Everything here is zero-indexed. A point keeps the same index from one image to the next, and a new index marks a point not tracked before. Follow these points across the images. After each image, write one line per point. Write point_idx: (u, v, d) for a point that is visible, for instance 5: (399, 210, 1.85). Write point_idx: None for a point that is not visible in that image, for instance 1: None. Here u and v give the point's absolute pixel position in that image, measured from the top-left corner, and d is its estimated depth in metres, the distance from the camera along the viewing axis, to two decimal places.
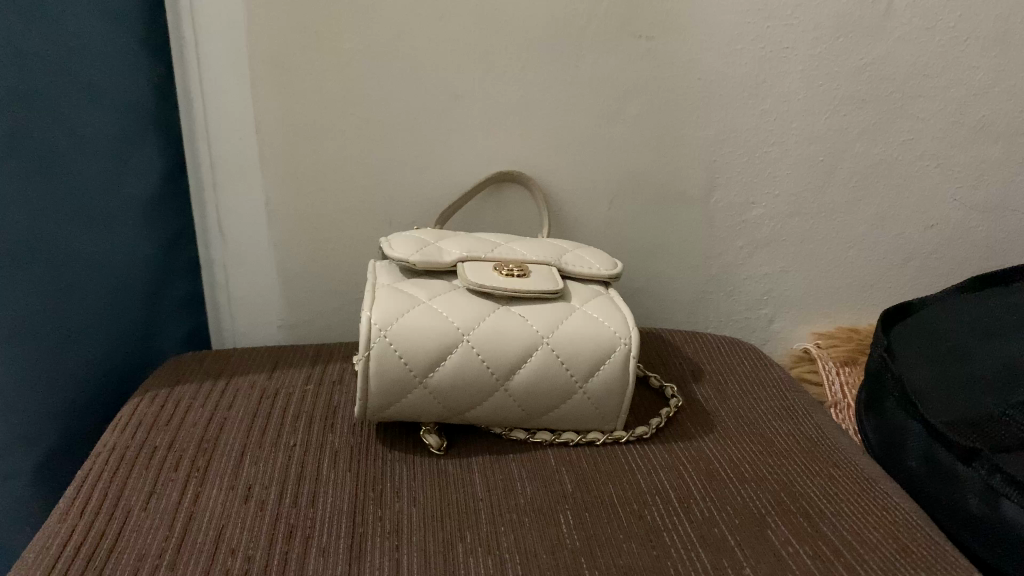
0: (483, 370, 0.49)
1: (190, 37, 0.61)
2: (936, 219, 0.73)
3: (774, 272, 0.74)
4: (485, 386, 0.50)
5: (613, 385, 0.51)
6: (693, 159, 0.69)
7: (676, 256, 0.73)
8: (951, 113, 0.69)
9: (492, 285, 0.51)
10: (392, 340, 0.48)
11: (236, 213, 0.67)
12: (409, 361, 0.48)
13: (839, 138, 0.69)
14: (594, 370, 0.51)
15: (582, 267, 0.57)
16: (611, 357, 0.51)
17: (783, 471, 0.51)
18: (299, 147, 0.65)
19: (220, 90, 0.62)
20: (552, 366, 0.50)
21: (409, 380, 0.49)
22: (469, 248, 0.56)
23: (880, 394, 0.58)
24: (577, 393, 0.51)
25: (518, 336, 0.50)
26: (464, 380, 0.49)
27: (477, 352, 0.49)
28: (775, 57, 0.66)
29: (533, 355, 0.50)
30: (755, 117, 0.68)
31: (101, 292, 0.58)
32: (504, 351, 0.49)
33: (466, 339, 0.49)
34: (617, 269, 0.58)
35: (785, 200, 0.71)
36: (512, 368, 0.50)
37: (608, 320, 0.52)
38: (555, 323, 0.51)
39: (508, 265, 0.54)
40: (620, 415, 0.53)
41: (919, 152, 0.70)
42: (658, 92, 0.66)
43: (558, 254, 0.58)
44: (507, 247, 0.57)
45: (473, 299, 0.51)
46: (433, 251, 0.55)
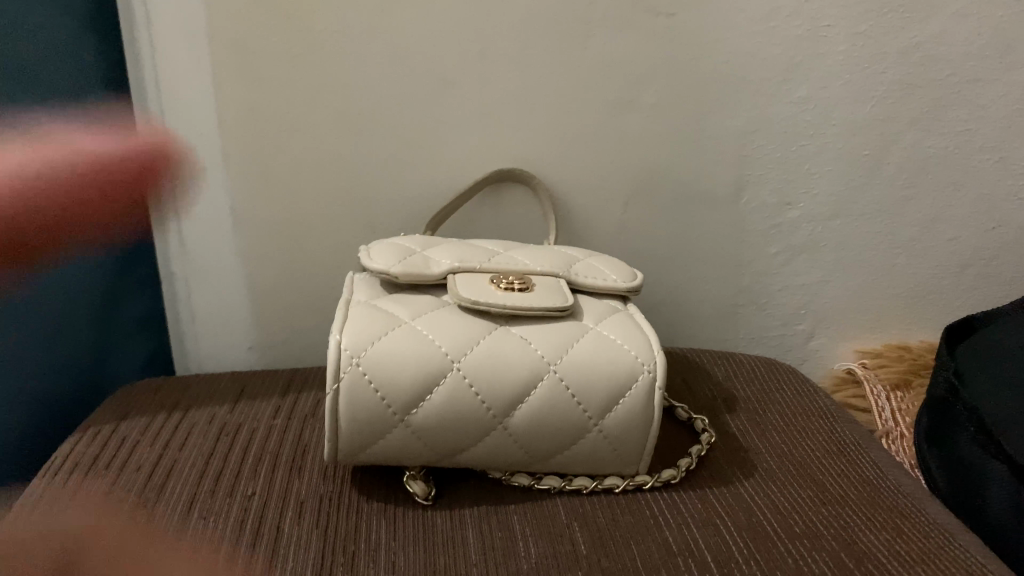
0: (477, 406, 0.41)
1: (144, 20, 0.53)
2: (999, 221, 0.64)
3: (812, 282, 0.65)
4: (480, 425, 0.41)
5: (635, 423, 0.43)
6: (719, 154, 0.60)
7: (701, 265, 0.64)
8: (1015, 98, 0.60)
9: (489, 301, 0.43)
10: (366, 370, 0.40)
11: (202, 222, 0.59)
12: (388, 394, 0.40)
13: (887, 129, 0.60)
14: (612, 405, 0.42)
15: (596, 278, 0.48)
16: (632, 387, 0.42)
17: (839, 523, 0.42)
18: (270, 143, 0.57)
19: (181, 81, 0.54)
20: (561, 401, 0.42)
21: (388, 418, 0.40)
22: (461, 256, 0.48)
23: (948, 426, 0.49)
24: (592, 432, 0.43)
25: (520, 365, 0.42)
26: (454, 418, 0.41)
27: (470, 384, 0.41)
28: (814, 36, 0.57)
29: (538, 386, 0.42)
30: (790, 105, 0.59)
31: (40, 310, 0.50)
32: (501, 383, 0.41)
33: (456, 367, 0.41)
34: (636, 281, 0.49)
35: (825, 200, 0.62)
36: (513, 403, 0.41)
37: (628, 343, 0.44)
38: (565, 347, 0.43)
39: (507, 278, 0.45)
40: (644, 458, 0.44)
41: (977, 144, 0.61)
42: (681, 76, 0.58)
43: (569, 264, 0.49)
44: (509, 256, 0.49)
45: (466, 318, 0.43)
46: (420, 261, 0.47)
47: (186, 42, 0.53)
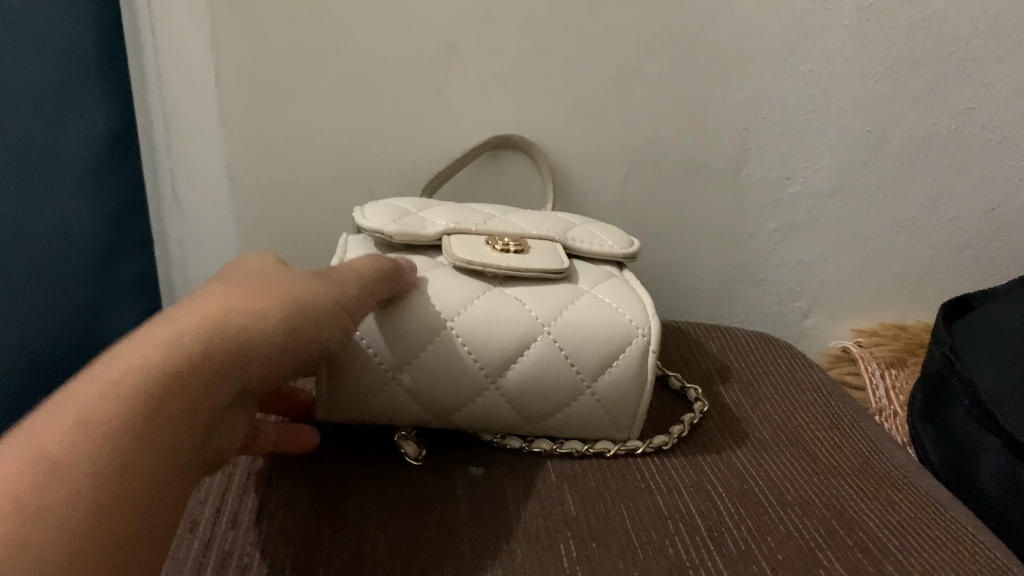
0: (469, 365, 0.41)
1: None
2: (999, 202, 0.64)
3: (810, 259, 0.65)
4: (473, 384, 0.41)
5: (628, 386, 0.43)
6: (722, 128, 0.60)
7: (700, 239, 0.64)
8: (1020, 78, 0.60)
9: (484, 262, 0.43)
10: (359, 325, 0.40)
11: (196, 182, 0.60)
12: (382, 352, 0.40)
13: (891, 106, 0.60)
14: (605, 367, 0.42)
15: (592, 244, 0.48)
16: (625, 351, 0.42)
17: (831, 493, 0.42)
18: (267, 104, 0.57)
19: (180, 34, 0.55)
20: (554, 362, 0.42)
21: (381, 375, 0.40)
22: (457, 218, 0.47)
23: (940, 400, 0.49)
24: (584, 395, 0.42)
25: (515, 325, 0.41)
26: (447, 375, 0.41)
27: (462, 343, 0.41)
28: (820, 9, 0.57)
29: (531, 346, 0.41)
30: (794, 79, 0.59)
31: (42, 268, 0.50)
32: (495, 343, 0.41)
33: (450, 326, 0.41)
34: (633, 248, 0.49)
35: (826, 176, 0.62)
36: (506, 363, 0.41)
37: (623, 307, 0.43)
38: (560, 310, 0.42)
39: (503, 240, 0.45)
40: (635, 422, 0.44)
41: (981, 123, 0.61)
42: (685, 47, 0.57)
43: (565, 229, 0.49)
44: (505, 220, 0.48)
45: (460, 278, 0.43)
46: (415, 222, 0.46)
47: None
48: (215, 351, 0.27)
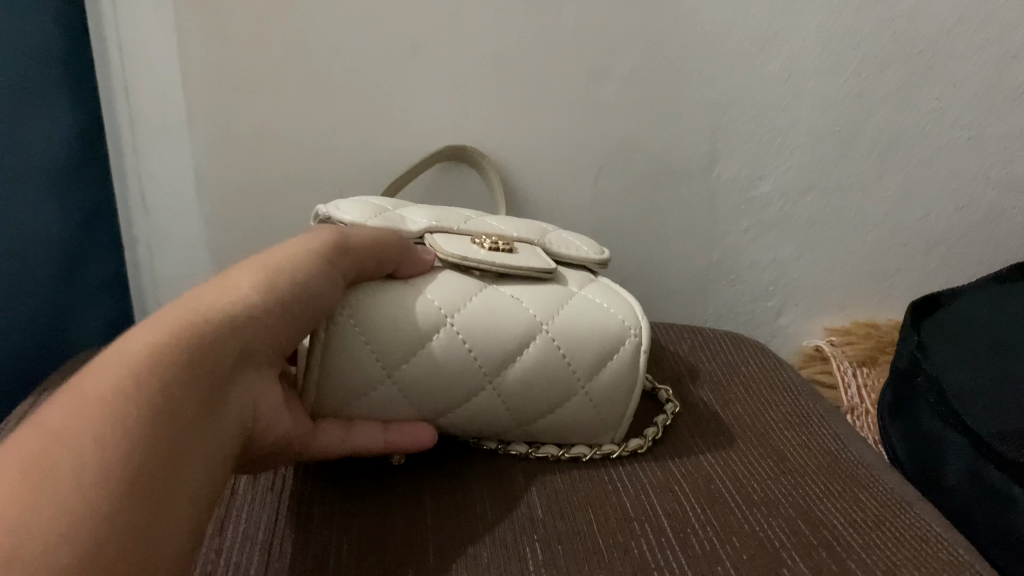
0: (469, 362, 0.40)
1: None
2: (968, 200, 0.64)
3: (782, 258, 0.65)
4: (472, 383, 0.40)
5: (620, 383, 0.43)
6: (692, 127, 0.60)
7: (672, 238, 0.64)
8: (987, 75, 0.60)
9: (484, 259, 0.42)
10: (357, 322, 0.39)
11: (164, 185, 0.59)
12: (377, 345, 0.39)
13: (859, 105, 0.60)
14: (599, 366, 0.43)
15: (570, 248, 0.48)
16: (620, 350, 0.43)
17: (798, 492, 0.42)
18: (236, 105, 0.56)
19: (151, 33, 0.54)
20: (552, 360, 0.42)
21: (376, 372, 0.39)
22: (436, 218, 0.47)
23: (911, 396, 0.49)
24: (578, 394, 0.43)
25: (516, 323, 0.41)
26: (446, 374, 0.40)
27: (464, 340, 0.40)
28: (788, 8, 0.57)
29: (531, 345, 0.41)
30: (763, 78, 0.59)
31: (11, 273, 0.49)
32: (496, 340, 0.40)
33: (450, 322, 0.40)
34: (606, 254, 0.50)
35: (797, 174, 0.62)
36: (505, 361, 0.41)
37: (614, 307, 0.44)
38: (556, 309, 0.43)
39: (490, 239, 0.45)
40: (616, 423, 0.44)
41: (949, 121, 0.61)
42: (654, 45, 0.57)
43: (542, 234, 0.49)
44: (481, 222, 0.48)
45: (453, 275, 0.42)
46: (394, 219, 0.46)
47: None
48: (205, 322, 0.28)
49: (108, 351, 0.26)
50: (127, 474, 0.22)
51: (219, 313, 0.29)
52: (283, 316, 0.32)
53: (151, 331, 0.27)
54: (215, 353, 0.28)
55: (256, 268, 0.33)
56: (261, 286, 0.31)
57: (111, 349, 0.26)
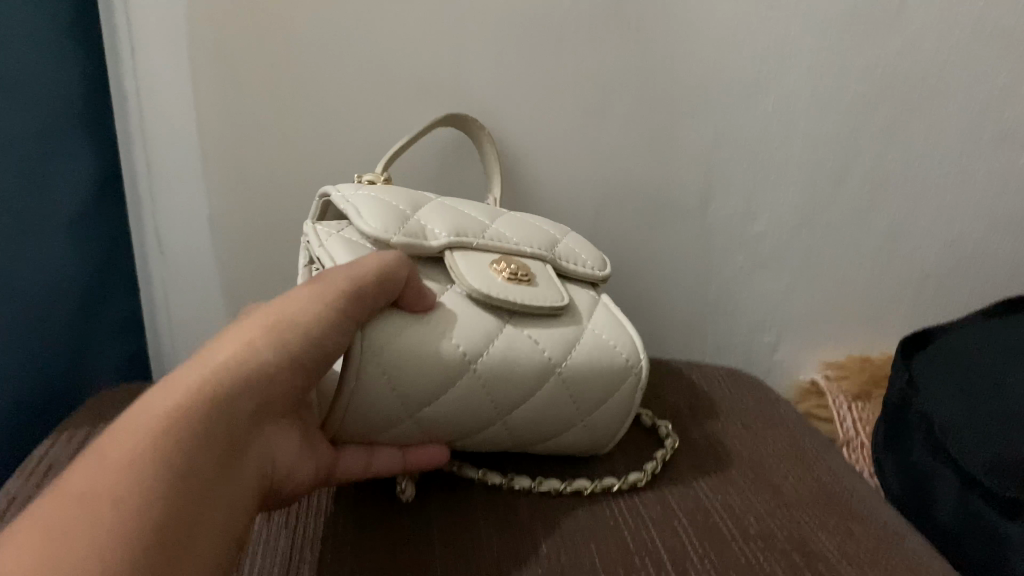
0: (486, 402, 0.41)
1: (123, 12, 0.55)
2: (956, 237, 0.66)
3: (777, 294, 0.67)
4: (485, 418, 0.42)
5: (614, 413, 0.46)
6: (687, 168, 0.62)
7: (671, 276, 0.66)
8: (970, 116, 0.63)
9: (506, 297, 0.42)
10: (383, 364, 0.38)
11: (178, 228, 0.61)
12: (399, 389, 0.39)
13: (849, 145, 0.63)
14: (600, 400, 0.45)
15: (575, 264, 0.49)
16: (619, 386, 0.45)
17: (793, 525, 0.43)
18: (249, 152, 0.59)
19: (169, 81, 0.57)
20: (560, 397, 0.43)
21: (397, 413, 0.39)
22: (454, 224, 0.45)
23: (903, 429, 0.51)
24: (577, 424, 0.45)
25: (533, 366, 0.42)
26: (462, 414, 0.41)
27: (483, 384, 0.41)
28: (778, 54, 0.60)
29: (545, 385, 0.43)
30: (755, 121, 0.61)
31: (34, 316, 0.52)
32: (513, 383, 0.42)
33: (472, 369, 0.40)
34: (606, 269, 0.51)
35: (789, 212, 0.64)
36: (518, 401, 0.42)
37: (619, 342, 0.46)
38: (568, 347, 0.44)
39: (509, 264, 0.44)
40: (611, 440, 0.48)
41: (936, 161, 0.64)
42: (650, 89, 0.60)
43: (550, 245, 0.49)
44: (496, 227, 0.47)
45: (474, 310, 0.42)
46: (418, 229, 0.43)
47: (165, 50, 0.56)
48: (220, 382, 0.29)
49: (127, 412, 0.27)
50: (142, 529, 0.23)
51: (232, 373, 0.30)
52: (295, 372, 0.33)
53: (169, 394, 0.28)
54: (230, 413, 0.29)
55: (266, 323, 0.34)
56: (274, 342, 0.32)
57: (131, 410, 0.27)
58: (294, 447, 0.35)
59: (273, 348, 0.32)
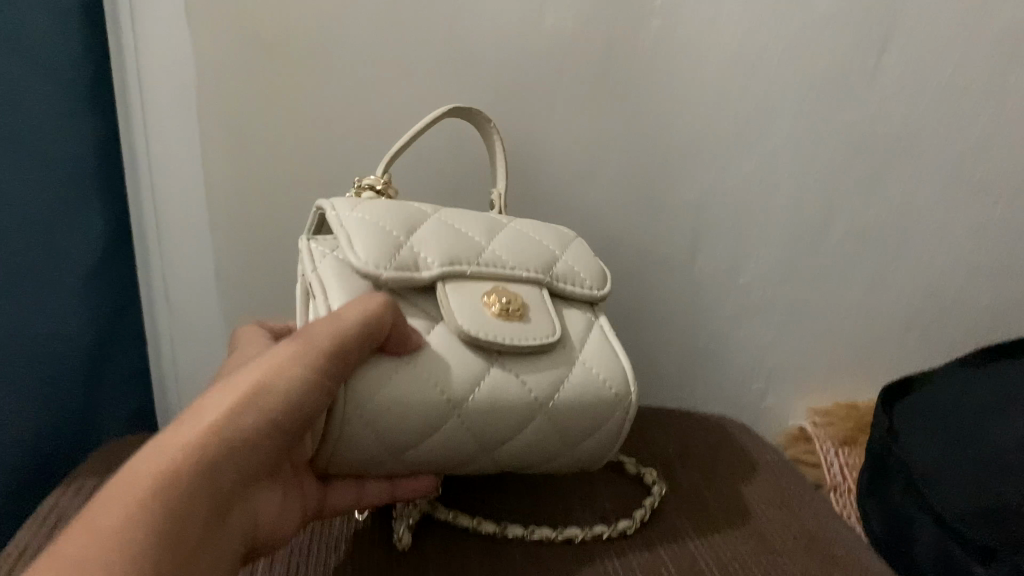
0: (468, 443, 0.40)
1: (135, 67, 0.57)
2: (936, 286, 0.68)
3: (764, 343, 0.69)
4: (468, 454, 0.41)
5: (603, 446, 0.45)
6: (675, 223, 0.65)
7: (663, 327, 0.67)
8: (946, 171, 0.65)
9: (494, 339, 0.40)
10: (364, 413, 0.37)
11: (184, 283, 0.64)
12: (380, 433, 0.38)
13: (830, 200, 0.65)
14: (589, 435, 0.44)
15: (574, 286, 0.47)
16: (609, 421, 0.44)
17: (776, 570, 0.45)
18: (254, 211, 0.61)
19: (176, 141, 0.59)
20: (546, 435, 0.42)
21: (378, 454, 0.39)
22: (446, 248, 0.43)
23: (883, 475, 0.53)
24: (564, 456, 0.44)
25: (518, 409, 0.41)
26: (445, 452, 0.40)
27: (466, 425, 0.40)
28: (759, 114, 0.62)
29: (530, 425, 0.41)
30: (739, 177, 0.64)
31: (40, 367, 0.54)
32: (497, 424, 0.40)
33: (455, 413, 0.39)
34: (607, 288, 0.48)
35: (774, 264, 0.67)
36: (503, 440, 0.41)
37: (609, 377, 0.44)
38: (555, 386, 0.42)
39: (501, 297, 0.42)
40: (600, 464, 0.47)
41: (915, 214, 0.66)
42: (637, 148, 0.62)
43: (549, 265, 0.46)
44: (493, 249, 0.45)
45: (460, 350, 0.40)
46: (409, 259, 0.41)
47: (175, 117, 0.58)
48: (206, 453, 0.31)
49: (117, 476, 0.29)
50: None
51: (219, 442, 0.32)
52: (277, 439, 0.34)
53: (155, 460, 0.30)
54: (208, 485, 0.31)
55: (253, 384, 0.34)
56: (260, 409, 0.34)
57: (116, 478, 0.29)
58: (277, 505, 0.39)
59: (259, 415, 0.33)
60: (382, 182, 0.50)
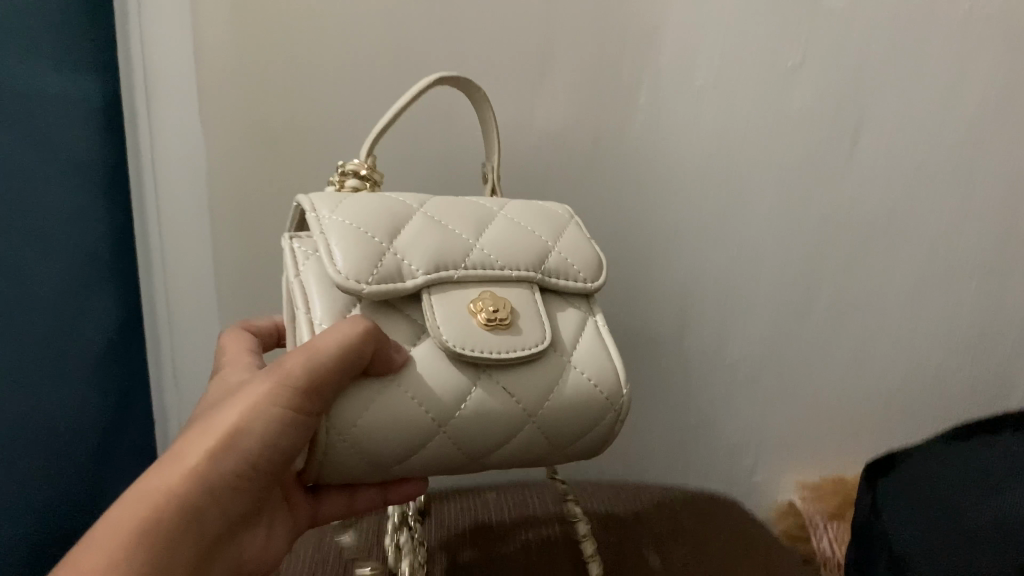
0: (459, 456, 0.39)
1: (147, 111, 0.60)
2: (918, 362, 0.71)
3: (752, 418, 0.71)
4: (458, 466, 0.39)
5: (595, 444, 0.44)
6: (664, 304, 0.67)
7: (654, 404, 0.70)
8: (922, 253, 0.68)
9: (481, 354, 0.38)
10: (349, 436, 0.36)
11: (191, 366, 0.67)
12: (365, 458, 0.36)
13: (812, 280, 0.68)
14: (581, 436, 0.42)
15: (567, 280, 0.44)
16: (601, 422, 0.43)
17: None
18: (258, 298, 0.64)
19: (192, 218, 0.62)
20: (537, 443, 0.41)
21: (366, 475, 0.37)
22: (430, 250, 0.40)
23: (872, 551, 0.55)
24: (557, 458, 0.43)
25: (510, 422, 0.39)
26: (435, 467, 0.38)
27: (454, 441, 0.38)
28: (741, 202, 0.66)
29: (522, 436, 0.40)
30: (723, 260, 0.67)
31: (65, 454, 0.56)
32: (488, 436, 0.39)
33: (443, 431, 0.37)
34: (602, 278, 0.46)
35: (759, 342, 0.69)
36: (494, 451, 0.40)
37: (601, 378, 0.43)
38: (545, 393, 0.40)
39: (488, 303, 0.40)
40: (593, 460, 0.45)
41: (894, 293, 0.69)
42: (625, 235, 0.65)
43: (540, 260, 0.44)
44: (480, 247, 0.42)
45: (448, 364, 0.38)
46: (392, 266, 0.38)
47: (183, 204, 0.62)
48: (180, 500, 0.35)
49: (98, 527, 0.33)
50: None
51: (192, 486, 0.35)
52: (252, 478, 0.37)
53: (131, 515, 0.33)
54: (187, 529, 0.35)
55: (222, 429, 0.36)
56: (236, 456, 0.36)
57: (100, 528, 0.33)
58: (260, 540, 0.43)
59: (236, 459, 0.36)
60: (366, 168, 0.47)
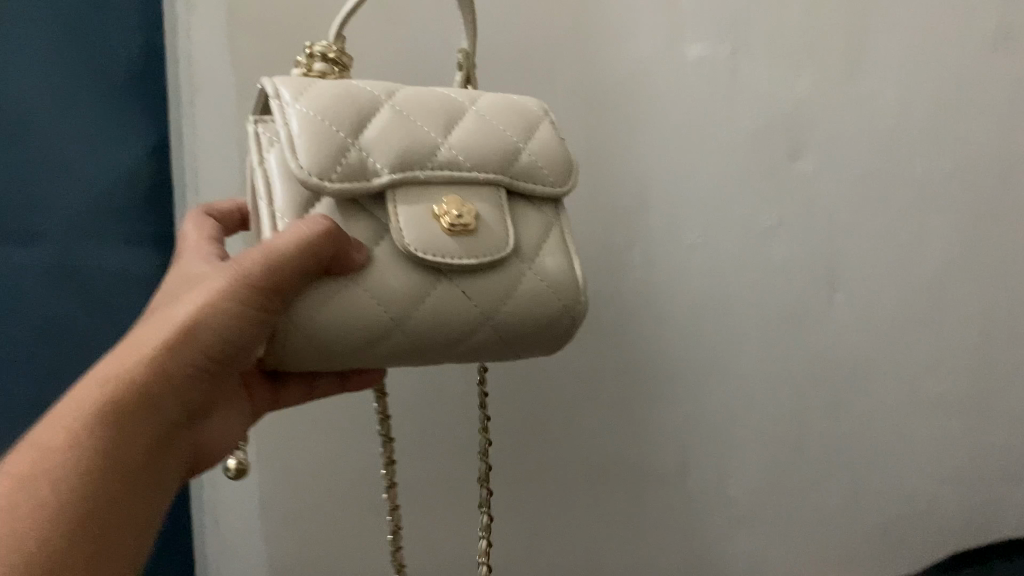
0: (416, 349, 0.43)
1: None
2: (910, 493, 0.74)
3: (755, 548, 0.75)
4: (417, 357, 0.44)
5: (551, 341, 0.48)
6: (663, 441, 0.73)
7: (659, 534, 0.75)
8: (904, 391, 0.73)
9: (440, 259, 0.42)
10: (310, 329, 0.40)
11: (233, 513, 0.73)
12: (322, 347, 0.40)
13: (800, 418, 0.73)
14: (537, 335, 0.47)
15: (534, 183, 0.48)
16: (555, 324, 0.47)
17: None
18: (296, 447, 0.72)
19: None
20: (491, 342, 0.45)
21: (325, 362, 0.41)
22: (400, 149, 0.44)
23: None
24: (513, 353, 0.47)
25: (463, 320, 0.44)
26: (394, 357, 0.43)
27: (410, 335, 0.42)
28: (729, 347, 0.72)
29: (477, 334, 0.44)
30: (715, 400, 0.73)
31: None
32: (443, 333, 0.43)
33: (400, 328, 0.42)
34: (571, 182, 0.49)
35: (755, 476, 0.74)
36: (448, 346, 0.44)
37: (558, 287, 0.47)
38: (502, 297, 0.45)
39: (452, 209, 0.43)
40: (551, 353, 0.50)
41: (880, 428, 0.73)
42: (622, 381, 0.72)
43: (510, 160, 0.47)
44: (449, 146, 0.45)
45: (406, 266, 0.43)
46: (358, 162, 0.42)
47: None
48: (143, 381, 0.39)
49: (57, 415, 0.37)
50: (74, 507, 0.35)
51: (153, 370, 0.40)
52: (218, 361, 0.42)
53: (90, 394, 0.38)
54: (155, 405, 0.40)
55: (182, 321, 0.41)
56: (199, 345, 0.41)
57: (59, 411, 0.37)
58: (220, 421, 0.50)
59: (194, 351, 0.41)
60: (334, 51, 0.49)
